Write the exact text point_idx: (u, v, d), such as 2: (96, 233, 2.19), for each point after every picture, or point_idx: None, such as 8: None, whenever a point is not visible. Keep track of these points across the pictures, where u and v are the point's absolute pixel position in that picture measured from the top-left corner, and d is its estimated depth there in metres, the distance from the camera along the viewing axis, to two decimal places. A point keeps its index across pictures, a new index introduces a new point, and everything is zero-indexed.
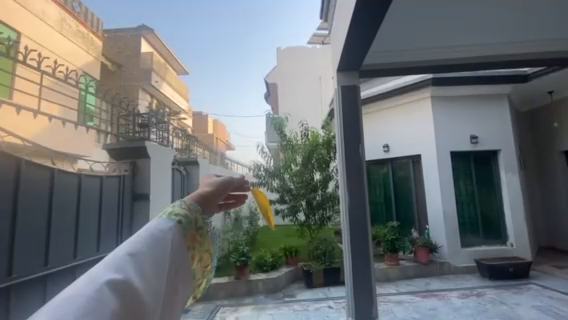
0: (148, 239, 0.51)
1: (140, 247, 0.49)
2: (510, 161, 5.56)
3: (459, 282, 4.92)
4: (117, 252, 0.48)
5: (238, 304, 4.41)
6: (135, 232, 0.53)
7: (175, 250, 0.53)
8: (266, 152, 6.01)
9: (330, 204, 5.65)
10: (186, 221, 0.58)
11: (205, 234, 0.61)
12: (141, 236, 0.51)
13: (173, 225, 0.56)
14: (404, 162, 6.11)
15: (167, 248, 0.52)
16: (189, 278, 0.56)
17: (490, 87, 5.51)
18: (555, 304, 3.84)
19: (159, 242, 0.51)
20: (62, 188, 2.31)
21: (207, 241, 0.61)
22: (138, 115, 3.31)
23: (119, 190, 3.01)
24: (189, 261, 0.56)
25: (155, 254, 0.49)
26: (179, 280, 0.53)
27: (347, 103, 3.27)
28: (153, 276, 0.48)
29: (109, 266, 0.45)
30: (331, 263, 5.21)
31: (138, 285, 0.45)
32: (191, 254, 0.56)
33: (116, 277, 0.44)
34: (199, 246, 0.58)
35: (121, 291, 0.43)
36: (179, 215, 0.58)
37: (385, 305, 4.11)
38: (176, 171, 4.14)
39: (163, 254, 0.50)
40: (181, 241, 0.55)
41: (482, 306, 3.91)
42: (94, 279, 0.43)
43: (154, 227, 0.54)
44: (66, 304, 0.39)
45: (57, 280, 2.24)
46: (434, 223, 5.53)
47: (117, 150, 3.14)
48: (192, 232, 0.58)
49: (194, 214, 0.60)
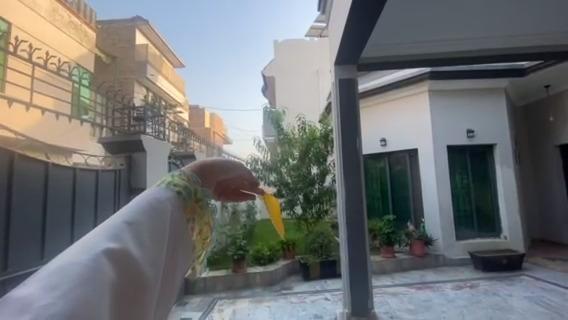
0: (146, 206, 0.51)
1: (138, 216, 0.48)
2: (505, 156, 5.62)
3: (453, 274, 5.00)
4: (116, 219, 0.47)
5: (235, 296, 4.46)
6: (134, 200, 0.52)
7: (173, 219, 0.52)
8: (263, 147, 5.98)
9: (327, 197, 5.70)
10: (185, 192, 0.57)
11: (205, 206, 0.59)
12: (139, 204, 0.51)
13: (172, 195, 0.55)
14: (401, 157, 6.11)
15: (165, 216, 0.51)
16: (188, 249, 0.55)
17: (485, 82, 5.58)
18: (545, 295, 3.93)
19: (156, 210, 0.51)
20: (57, 184, 2.29)
21: (207, 213, 0.60)
22: (133, 109, 3.33)
23: (115, 181, 3.02)
24: (189, 232, 0.55)
25: (153, 225, 0.48)
26: (178, 252, 0.52)
27: (344, 97, 3.26)
28: (151, 244, 0.47)
29: (106, 234, 0.44)
30: (328, 256, 5.27)
31: (135, 254, 0.44)
32: (191, 225, 0.55)
33: (113, 245, 0.43)
34: (198, 218, 0.57)
35: (119, 259, 0.42)
36: (178, 186, 0.58)
37: (380, 297, 4.18)
38: (172, 165, 4.10)
39: (161, 223, 0.49)
40: (179, 211, 0.54)
41: (474, 297, 3.99)
42: (90, 246, 0.42)
43: (153, 197, 0.53)
44: (60, 271, 0.38)
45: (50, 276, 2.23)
46: (429, 216, 5.59)
47: (115, 143, 3.18)
48: (191, 203, 0.57)
49: (194, 186, 0.60)
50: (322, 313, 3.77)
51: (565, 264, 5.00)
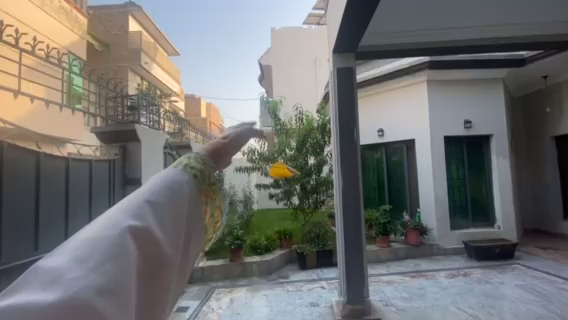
0: (166, 187, 0.52)
1: (159, 196, 0.50)
2: (502, 146, 5.63)
3: (447, 262, 5.09)
4: (138, 199, 0.49)
5: (232, 285, 4.51)
6: (153, 179, 0.55)
7: (190, 202, 0.55)
8: (260, 137, 5.83)
9: (324, 188, 5.71)
10: (201, 176, 0.60)
11: (218, 190, 0.62)
12: (160, 184, 0.53)
13: (189, 178, 0.58)
14: (398, 147, 6.11)
15: (183, 198, 0.53)
16: (202, 231, 0.57)
17: (484, 72, 5.54)
18: (536, 283, 4.02)
19: (176, 191, 0.53)
20: (49, 174, 2.25)
21: (219, 197, 0.62)
22: (125, 97, 3.22)
23: (109, 174, 2.92)
24: (202, 215, 0.58)
25: (173, 206, 0.50)
26: (194, 233, 0.55)
27: (342, 86, 3.21)
28: (172, 225, 0.49)
29: (129, 213, 0.46)
30: (324, 246, 5.30)
31: (158, 233, 0.46)
32: (205, 208, 0.59)
33: (136, 223, 0.45)
34: (211, 202, 0.60)
35: (142, 238, 0.45)
36: (194, 169, 0.60)
37: (376, 285, 4.26)
38: (168, 155, 4.02)
39: (180, 205, 0.52)
40: (195, 195, 0.57)
41: (467, 285, 4.08)
42: (116, 223, 0.44)
43: (171, 178, 0.55)
44: (88, 244, 0.41)
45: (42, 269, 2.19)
46: (425, 207, 5.64)
47: (107, 134, 3.09)
48: (205, 187, 0.60)
49: (208, 169, 0.62)
50: (318, 301, 3.84)
51: (556, 253, 5.11)
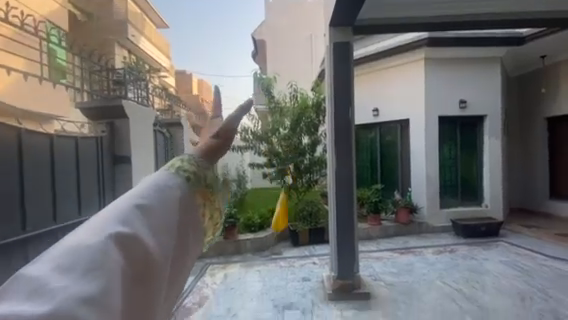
0: (156, 190, 0.50)
1: (149, 199, 0.48)
2: (494, 127, 5.67)
3: (435, 240, 5.27)
4: (127, 202, 0.47)
5: (226, 262, 4.61)
6: (144, 181, 0.52)
7: (183, 205, 0.53)
8: (254, 115, 5.60)
9: (318, 168, 5.74)
10: (195, 178, 0.57)
11: (215, 191, 0.60)
12: (150, 187, 0.51)
13: (182, 180, 0.55)
14: (392, 128, 6.09)
15: (174, 201, 0.51)
16: (199, 235, 0.55)
17: (482, 50, 5.45)
18: (518, 259, 4.22)
19: (165, 194, 0.51)
20: (32, 151, 2.18)
21: (218, 198, 0.61)
22: (112, 70, 3.02)
23: (97, 152, 2.80)
24: (199, 215, 0.56)
25: (162, 209, 0.49)
26: (189, 237, 0.53)
27: (337, 62, 3.11)
28: (163, 230, 0.48)
29: (116, 217, 0.45)
30: (317, 224, 5.42)
31: (146, 239, 0.45)
32: (201, 210, 0.56)
33: (122, 229, 0.43)
34: (210, 203, 0.58)
35: (128, 244, 0.43)
36: (188, 171, 0.57)
37: (366, 261, 4.41)
38: (158, 133, 3.87)
39: (169, 210, 0.50)
40: (189, 196, 0.55)
41: (453, 261, 4.26)
42: (100, 229, 0.42)
43: (163, 181, 0.53)
44: (72, 252, 0.39)
45: (33, 248, 2.19)
46: (415, 186, 5.76)
47: (92, 109, 2.87)
48: (200, 189, 0.57)
49: (203, 170, 0.59)
50: (310, 276, 3.98)
51: (539, 231, 5.33)
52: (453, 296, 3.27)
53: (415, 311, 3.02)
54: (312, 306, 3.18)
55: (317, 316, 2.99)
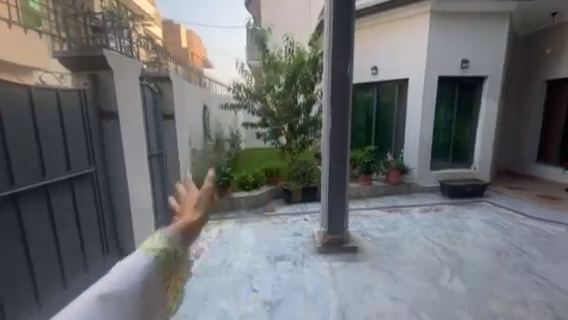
0: (124, 277, 0.53)
1: (117, 288, 0.51)
2: (494, 89, 5.55)
3: (422, 199, 5.48)
4: (95, 291, 0.49)
5: (221, 218, 4.78)
6: (115, 266, 0.55)
7: (148, 285, 0.57)
8: (246, 71, 5.50)
9: (313, 128, 5.68)
10: (164, 255, 0.60)
11: (180, 263, 0.64)
12: (119, 274, 0.53)
13: (151, 259, 0.59)
14: (390, 87, 5.95)
15: (139, 285, 0.55)
16: (162, 308, 0.60)
17: (492, 4, 5.10)
18: (499, 218, 4.48)
19: (134, 280, 0.54)
20: (10, 102, 2.05)
21: (181, 269, 0.65)
22: (90, 16, 2.85)
23: (81, 103, 2.75)
24: (162, 291, 0.59)
25: (128, 298, 0.52)
26: (152, 314, 0.57)
27: (338, 13, 2.90)
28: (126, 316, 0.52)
29: (83, 309, 0.47)
30: (309, 183, 5.54)
31: None
32: (166, 284, 0.60)
33: None
34: (174, 277, 0.62)
35: None
36: (158, 250, 0.60)
37: (355, 218, 4.62)
38: (146, 88, 3.68)
39: (133, 296, 0.53)
40: (156, 274, 0.58)
41: (438, 219, 4.50)
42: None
43: (133, 264, 0.56)
44: None
45: (28, 207, 2.15)
46: (408, 148, 5.85)
47: (72, 60, 2.69)
48: (168, 264, 0.61)
49: (173, 246, 0.62)
50: (301, 231, 4.17)
51: (522, 192, 5.58)
52: (435, 250, 3.52)
53: (398, 263, 3.26)
54: (302, 259, 3.40)
55: (307, 267, 3.22)
